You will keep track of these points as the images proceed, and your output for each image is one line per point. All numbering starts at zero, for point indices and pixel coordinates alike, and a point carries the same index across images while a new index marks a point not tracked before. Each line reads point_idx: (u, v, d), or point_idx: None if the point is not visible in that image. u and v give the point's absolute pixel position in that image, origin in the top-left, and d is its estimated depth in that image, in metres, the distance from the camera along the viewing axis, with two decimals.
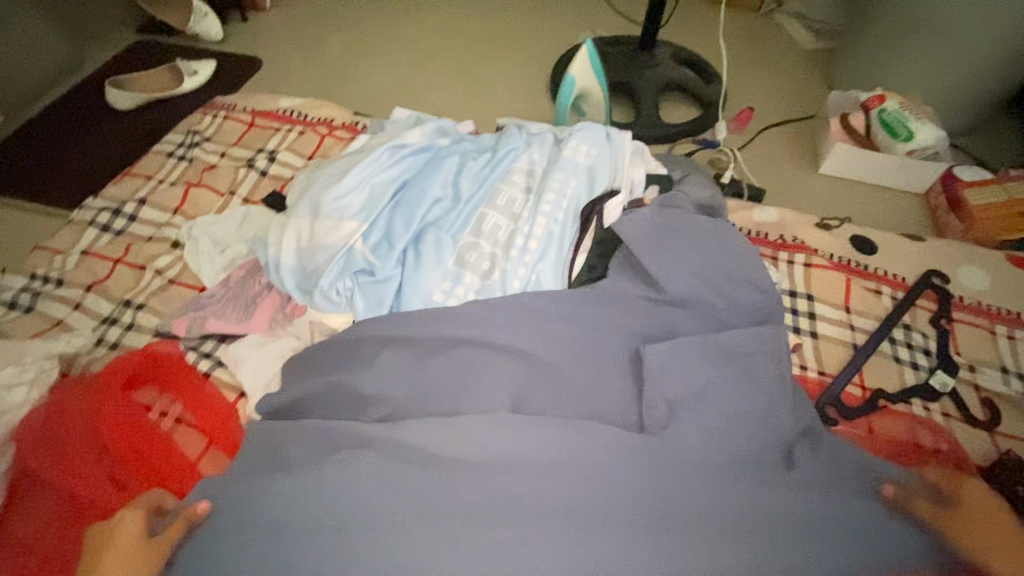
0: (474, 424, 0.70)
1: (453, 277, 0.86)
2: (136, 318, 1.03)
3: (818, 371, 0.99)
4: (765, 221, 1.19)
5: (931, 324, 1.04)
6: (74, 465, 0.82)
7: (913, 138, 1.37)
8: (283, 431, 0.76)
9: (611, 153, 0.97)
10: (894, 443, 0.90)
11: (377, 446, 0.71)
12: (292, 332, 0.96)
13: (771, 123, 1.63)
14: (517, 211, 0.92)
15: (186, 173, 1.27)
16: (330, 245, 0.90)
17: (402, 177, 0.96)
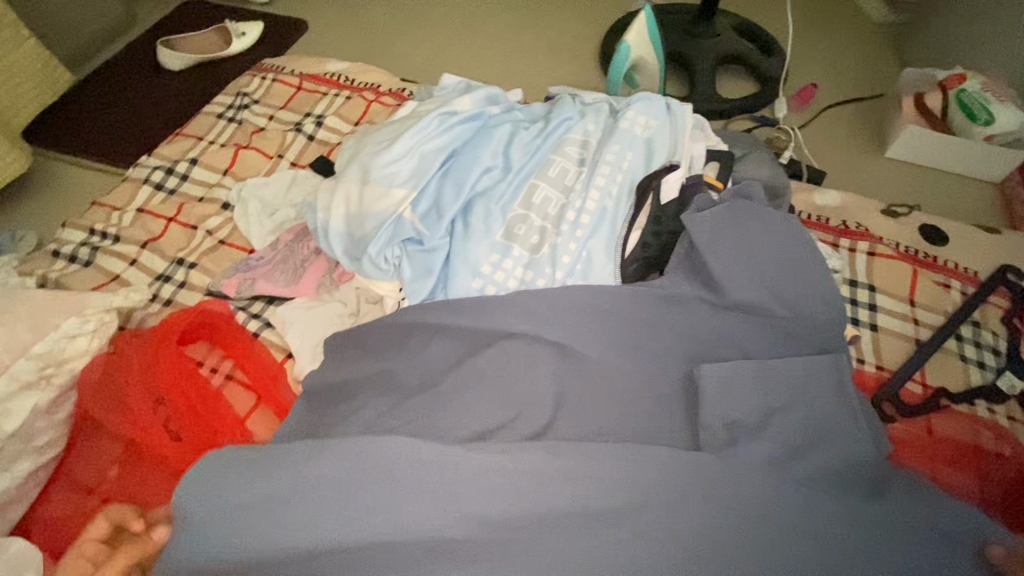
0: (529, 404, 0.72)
1: (501, 249, 0.85)
2: (189, 276, 1.06)
3: (876, 366, 0.94)
4: (827, 205, 1.13)
5: (1003, 322, 0.97)
6: (134, 415, 0.87)
7: (992, 122, 1.26)
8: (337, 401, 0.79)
9: (670, 128, 0.93)
10: (954, 445, 0.85)
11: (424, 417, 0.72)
12: (338, 297, 0.97)
13: (834, 101, 1.53)
14: (569, 184, 0.89)
15: (236, 135, 1.28)
16: (379, 212, 0.90)
17: (452, 145, 0.94)
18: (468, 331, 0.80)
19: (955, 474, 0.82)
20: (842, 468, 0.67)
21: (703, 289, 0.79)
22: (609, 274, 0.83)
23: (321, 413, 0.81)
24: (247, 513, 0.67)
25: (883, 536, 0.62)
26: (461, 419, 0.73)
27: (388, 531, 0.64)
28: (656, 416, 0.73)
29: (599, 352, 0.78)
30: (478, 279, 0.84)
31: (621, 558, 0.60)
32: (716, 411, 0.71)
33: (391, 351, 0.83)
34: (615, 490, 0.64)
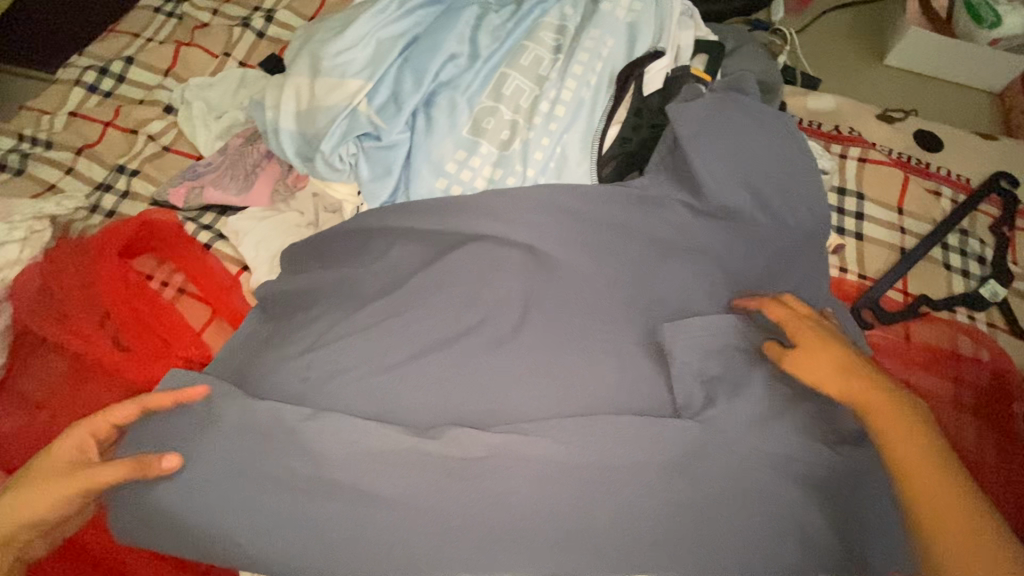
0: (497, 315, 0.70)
1: (468, 145, 0.78)
2: (131, 185, 0.97)
3: (858, 275, 0.91)
4: (820, 110, 1.06)
5: (991, 230, 0.94)
6: (77, 326, 0.81)
7: (999, 25, 1.15)
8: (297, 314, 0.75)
9: (657, 10, 0.83)
10: (928, 351, 0.85)
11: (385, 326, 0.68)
12: (297, 206, 0.90)
13: (836, 4, 1.42)
14: (543, 73, 0.81)
15: (177, 32, 1.15)
16: (331, 106, 0.81)
17: (414, 32, 0.85)
18: (431, 228, 0.74)
19: (927, 378, 0.83)
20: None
21: (686, 184, 0.73)
22: (585, 172, 0.77)
23: (278, 321, 0.76)
24: (209, 422, 0.65)
25: (837, 433, 0.64)
26: (425, 323, 0.70)
27: (353, 435, 0.62)
28: (631, 316, 0.69)
29: (576, 248, 0.71)
30: (443, 177, 0.77)
31: (586, 460, 0.61)
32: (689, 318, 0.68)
33: (352, 260, 0.77)
34: (579, 396, 0.65)
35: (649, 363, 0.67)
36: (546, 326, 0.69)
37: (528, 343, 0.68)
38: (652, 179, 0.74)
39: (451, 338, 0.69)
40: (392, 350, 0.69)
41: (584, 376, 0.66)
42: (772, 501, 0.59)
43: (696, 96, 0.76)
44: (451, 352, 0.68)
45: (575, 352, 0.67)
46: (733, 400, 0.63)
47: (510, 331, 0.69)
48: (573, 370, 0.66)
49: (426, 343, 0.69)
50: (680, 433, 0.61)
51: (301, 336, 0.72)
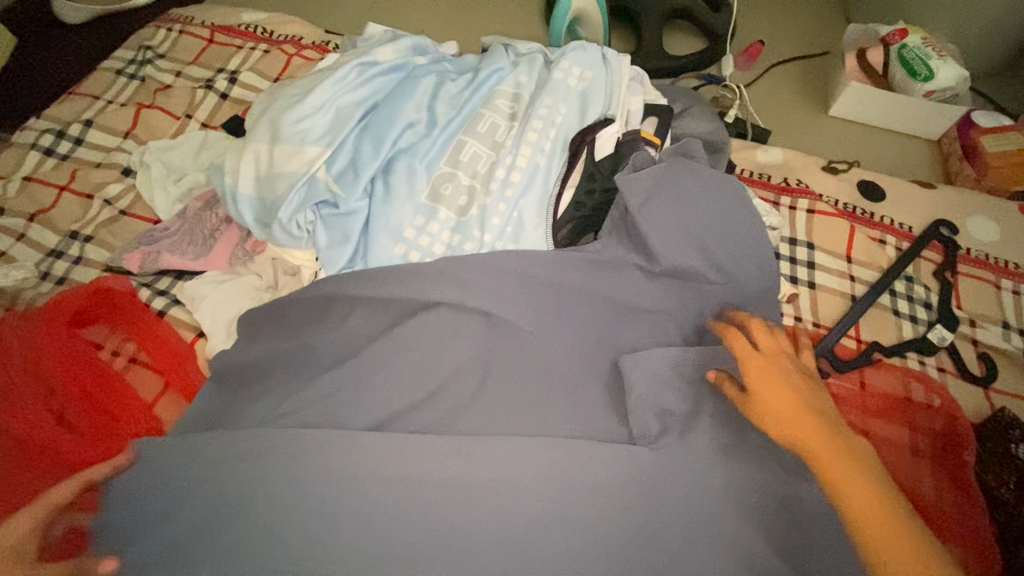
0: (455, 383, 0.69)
1: (426, 212, 0.79)
2: (85, 251, 0.95)
3: (813, 323, 0.94)
4: (769, 163, 1.11)
5: (934, 276, 0.98)
6: (17, 405, 0.75)
7: (932, 78, 1.26)
8: (253, 388, 0.74)
9: (607, 79, 0.88)
10: (885, 398, 0.87)
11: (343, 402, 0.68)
12: (255, 269, 0.89)
13: (782, 58, 1.51)
14: (499, 139, 0.83)
15: (139, 94, 1.15)
16: (290, 173, 0.81)
17: (373, 99, 0.87)
18: (388, 296, 0.73)
19: (883, 426, 0.85)
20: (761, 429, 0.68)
21: (637, 247, 0.75)
22: (542, 236, 0.79)
23: (234, 394, 0.75)
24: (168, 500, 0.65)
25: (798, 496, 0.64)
26: (383, 391, 0.69)
27: (306, 520, 0.61)
28: (589, 380, 0.70)
29: (532, 312, 0.72)
30: (401, 243, 0.78)
31: (545, 534, 0.60)
32: (646, 387, 0.68)
33: (308, 330, 0.76)
34: (541, 467, 0.63)
35: (610, 427, 0.67)
36: (505, 393, 0.68)
37: (486, 411, 0.67)
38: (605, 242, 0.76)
39: (410, 408, 0.68)
40: (347, 423, 0.67)
41: (549, 446, 0.64)
42: (731, 571, 0.58)
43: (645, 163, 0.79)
44: (408, 424, 0.67)
45: (534, 419, 0.67)
46: (694, 465, 0.63)
47: (469, 399, 0.69)
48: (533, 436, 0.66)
49: (383, 413, 0.68)
50: (636, 501, 0.62)
51: (256, 411, 0.70)
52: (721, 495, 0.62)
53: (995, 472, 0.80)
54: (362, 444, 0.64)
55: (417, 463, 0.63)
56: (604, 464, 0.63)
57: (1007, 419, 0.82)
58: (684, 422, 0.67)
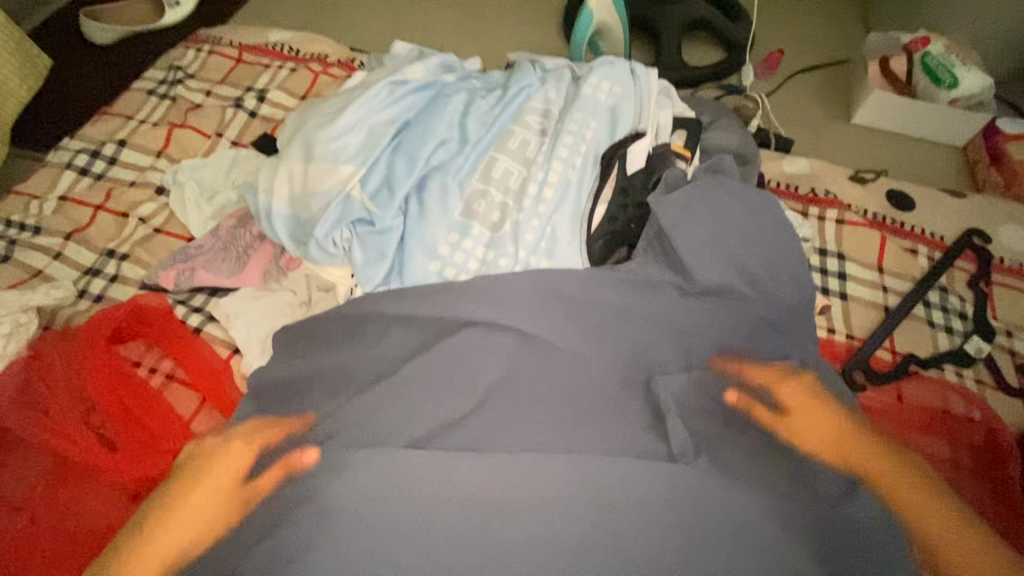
0: (492, 399, 0.69)
1: (459, 228, 0.80)
2: (121, 269, 0.97)
3: (846, 335, 0.93)
4: (796, 173, 1.10)
5: (969, 286, 0.97)
6: (62, 422, 0.77)
7: (957, 85, 1.25)
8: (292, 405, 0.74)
9: (636, 94, 0.88)
10: (924, 411, 0.85)
11: (381, 420, 0.68)
12: (288, 285, 0.90)
13: (802, 67, 1.50)
14: (530, 155, 0.84)
15: (170, 113, 1.17)
16: (325, 192, 0.83)
17: (405, 117, 0.88)
18: (425, 313, 0.74)
19: (925, 439, 0.83)
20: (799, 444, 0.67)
21: (671, 263, 0.75)
22: (575, 251, 0.79)
23: (271, 412, 0.75)
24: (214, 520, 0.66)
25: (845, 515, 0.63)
26: (421, 408, 0.68)
27: (344, 543, 0.59)
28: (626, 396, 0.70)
29: (568, 328, 0.72)
30: (436, 261, 0.79)
31: (591, 556, 0.59)
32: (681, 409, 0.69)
33: (345, 348, 0.77)
34: (584, 485, 0.62)
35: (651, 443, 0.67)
36: (543, 409, 0.68)
37: (526, 426, 0.67)
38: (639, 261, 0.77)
39: (449, 426, 0.68)
40: (385, 441, 0.66)
41: (590, 464, 0.63)
42: None
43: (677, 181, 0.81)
44: (446, 441, 0.66)
45: (574, 435, 0.66)
46: (738, 484, 0.63)
47: (508, 415, 0.68)
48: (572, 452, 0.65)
49: (420, 429, 0.67)
50: (684, 520, 0.60)
51: (295, 429, 0.71)
52: (770, 514, 0.60)
53: None
54: (402, 461, 0.63)
55: (458, 481, 0.63)
56: (648, 482, 0.62)
57: None
58: (723, 440, 0.67)
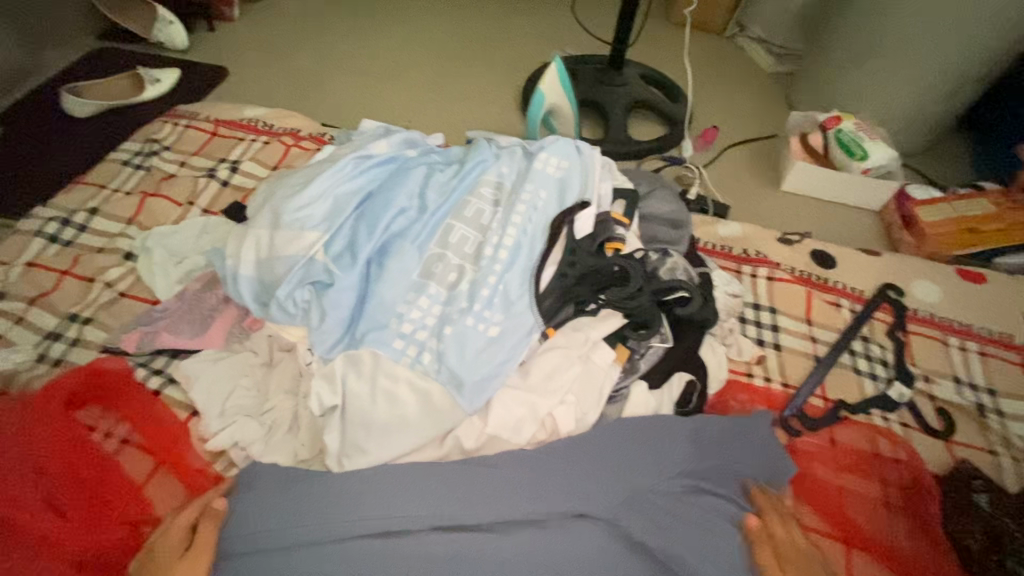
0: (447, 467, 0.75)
1: (417, 288, 0.85)
2: (83, 332, 0.98)
3: (782, 383, 1.00)
4: (730, 235, 1.21)
5: (887, 335, 1.07)
6: (6, 488, 0.73)
7: (867, 158, 1.42)
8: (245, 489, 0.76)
9: (582, 167, 0.99)
10: (855, 453, 0.92)
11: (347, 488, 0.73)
12: (249, 346, 0.93)
13: (735, 141, 1.68)
14: (485, 223, 0.92)
15: (144, 183, 1.23)
16: (290, 256, 0.87)
17: (369, 188, 0.95)
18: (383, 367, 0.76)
19: (855, 481, 0.89)
20: (724, 504, 0.77)
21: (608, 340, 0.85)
22: (527, 309, 0.85)
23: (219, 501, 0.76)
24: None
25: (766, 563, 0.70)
26: (389, 474, 0.74)
27: None
28: (573, 457, 0.76)
29: None
30: (407, 382, 0.79)
31: None
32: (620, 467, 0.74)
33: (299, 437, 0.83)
34: (539, 550, 0.68)
35: (602, 501, 0.73)
36: (504, 477, 0.74)
37: (487, 489, 0.73)
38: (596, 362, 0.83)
39: (417, 495, 0.72)
40: (359, 514, 0.71)
41: (542, 532, 0.69)
42: None
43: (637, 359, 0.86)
44: (415, 510, 0.71)
45: (533, 499, 0.72)
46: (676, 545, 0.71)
47: (472, 480, 0.74)
48: (531, 518, 0.71)
49: (391, 495, 0.72)
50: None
51: (268, 504, 0.73)
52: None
53: (964, 524, 0.82)
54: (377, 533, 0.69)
55: (423, 543, 0.68)
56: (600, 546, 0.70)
57: (965, 470, 0.88)
58: (664, 499, 0.76)
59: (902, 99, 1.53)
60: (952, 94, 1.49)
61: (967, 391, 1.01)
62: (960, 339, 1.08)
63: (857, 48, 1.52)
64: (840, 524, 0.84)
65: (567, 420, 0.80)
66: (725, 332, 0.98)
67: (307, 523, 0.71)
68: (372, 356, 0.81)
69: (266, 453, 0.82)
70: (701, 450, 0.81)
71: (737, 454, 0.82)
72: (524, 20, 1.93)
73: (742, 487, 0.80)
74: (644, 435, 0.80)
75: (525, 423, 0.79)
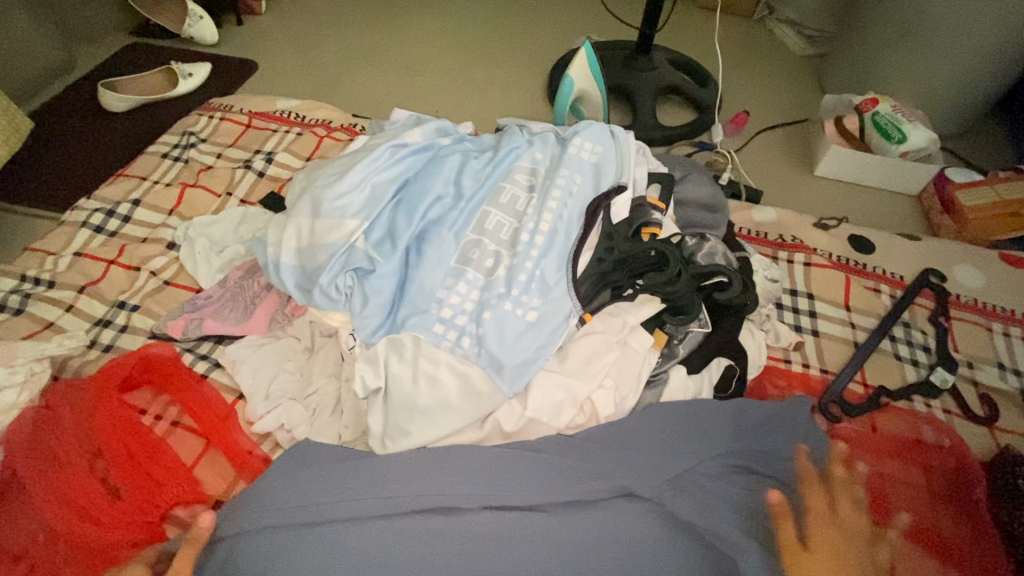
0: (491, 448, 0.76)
1: (455, 273, 0.86)
2: (131, 319, 1.01)
3: (820, 369, 0.99)
4: (764, 221, 1.19)
5: (929, 321, 1.04)
6: (68, 468, 0.79)
7: (905, 141, 1.38)
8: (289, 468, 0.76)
9: (616, 152, 0.98)
10: (896, 439, 0.90)
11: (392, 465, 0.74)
12: (292, 332, 0.95)
13: (766, 125, 1.65)
14: (520, 209, 0.92)
15: (183, 174, 1.26)
16: (331, 243, 0.88)
17: (405, 176, 0.96)
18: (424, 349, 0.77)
19: (898, 466, 0.88)
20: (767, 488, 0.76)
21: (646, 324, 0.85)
22: (564, 294, 0.85)
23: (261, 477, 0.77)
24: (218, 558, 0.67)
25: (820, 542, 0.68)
26: (433, 454, 0.75)
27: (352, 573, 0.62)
28: (614, 441, 0.77)
29: None
30: (447, 366, 0.80)
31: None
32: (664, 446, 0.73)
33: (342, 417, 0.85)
34: (585, 529, 0.67)
35: (646, 483, 0.73)
36: (548, 459, 0.75)
37: (531, 470, 0.74)
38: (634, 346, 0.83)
39: (462, 477, 0.73)
40: (405, 489, 0.72)
41: (587, 512, 0.69)
42: None
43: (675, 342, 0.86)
44: (459, 489, 0.71)
45: (576, 481, 0.73)
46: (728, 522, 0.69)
47: (515, 462, 0.75)
48: (575, 499, 0.71)
49: (433, 474, 0.73)
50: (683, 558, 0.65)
51: (315, 477, 0.74)
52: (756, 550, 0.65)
53: (1009, 509, 0.81)
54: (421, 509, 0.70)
55: (469, 522, 0.68)
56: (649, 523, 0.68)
57: (1013, 456, 0.86)
58: (710, 480, 0.74)
59: (942, 80, 1.48)
60: (995, 74, 1.44)
61: (1014, 377, 0.99)
62: (1004, 325, 1.05)
63: (895, 27, 1.47)
64: (884, 510, 0.83)
65: (606, 404, 0.80)
66: (762, 318, 0.98)
67: (353, 496, 0.71)
68: (412, 340, 0.82)
69: (312, 435, 0.85)
70: (742, 433, 0.80)
71: (778, 438, 0.82)
72: (549, 7, 1.92)
73: (790, 468, 0.78)
74: (684, 419, 0.80)
75: (564, 407, 0.80)
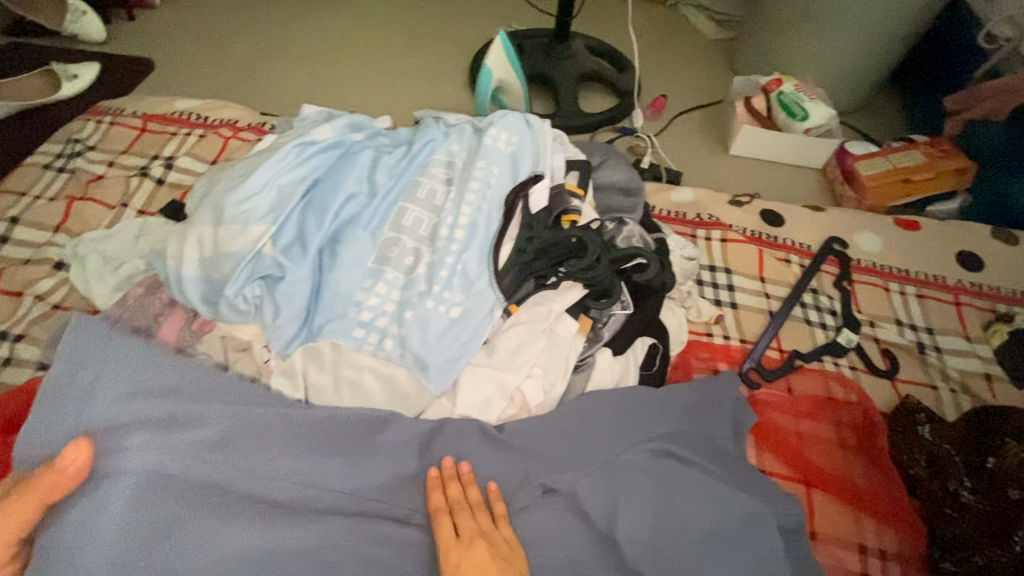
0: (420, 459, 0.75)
1: (373, 275, 0.83)
2: (17, 350, 0.92)
3: (740, 340, 1.03)
4: (683, 201, 1.23)
5: (835, 286, 1.12)
6: None
7: (808, 117, 1.46)
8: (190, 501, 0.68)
9: (533, 140, 0.98)
10: (811, 399, 0.96)
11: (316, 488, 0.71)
12: (204, 349, 0.89)
13: (683, 108, 1.70)
14: (438, 203, 0.90)
15: (70, 186, 1.15)
16: (236, 252, 0.83)
17: (315, 175, 0.91)
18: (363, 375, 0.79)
19: (814, 425, 0.93)
20: (693, 463, 0.78)
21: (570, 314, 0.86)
22: (487, 287, 0.84)
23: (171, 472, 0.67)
24: None
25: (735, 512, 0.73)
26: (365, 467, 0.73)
27: None
28: (544, 431, 0.77)
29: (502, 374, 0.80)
30: (371, 371, 0.78)
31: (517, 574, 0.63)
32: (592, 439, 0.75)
33: None
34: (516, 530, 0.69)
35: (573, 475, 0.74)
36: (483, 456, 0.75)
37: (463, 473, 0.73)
38: (559, 336, 0.83)
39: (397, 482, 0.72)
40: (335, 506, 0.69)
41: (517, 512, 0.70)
42: None
43: (602, 327, 0.87)
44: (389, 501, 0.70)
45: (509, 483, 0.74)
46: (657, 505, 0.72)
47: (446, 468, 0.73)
48: (509, 500, 0.72)
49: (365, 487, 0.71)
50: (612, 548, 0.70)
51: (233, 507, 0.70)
52: None
53: (910, 454, 0.88)
54: (356, 527, 0.69)
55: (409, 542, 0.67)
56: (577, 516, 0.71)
57: (912, 404, 0.93)
58: (639, 463, 0.76)
59: (838, 59, 1.58)
60: (882, 52, 1.55)
61: (909, 332, 1.08)
62: (900, 284, 1.14)
63: (792, 10, 1.56)
64: (803, 468, 0.89)
65: (534, 393, 0.81)
66: (683, 295, 1.01)
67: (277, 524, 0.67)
68: (331, 348, 0.79)
69: None
70: (669, 413, 0.82)
71: (703, 411, 0.84)
72: None
73: (715, 444, 0.82)
74: (611, 402, 0.80)
75: (494, 400, 0.80)
